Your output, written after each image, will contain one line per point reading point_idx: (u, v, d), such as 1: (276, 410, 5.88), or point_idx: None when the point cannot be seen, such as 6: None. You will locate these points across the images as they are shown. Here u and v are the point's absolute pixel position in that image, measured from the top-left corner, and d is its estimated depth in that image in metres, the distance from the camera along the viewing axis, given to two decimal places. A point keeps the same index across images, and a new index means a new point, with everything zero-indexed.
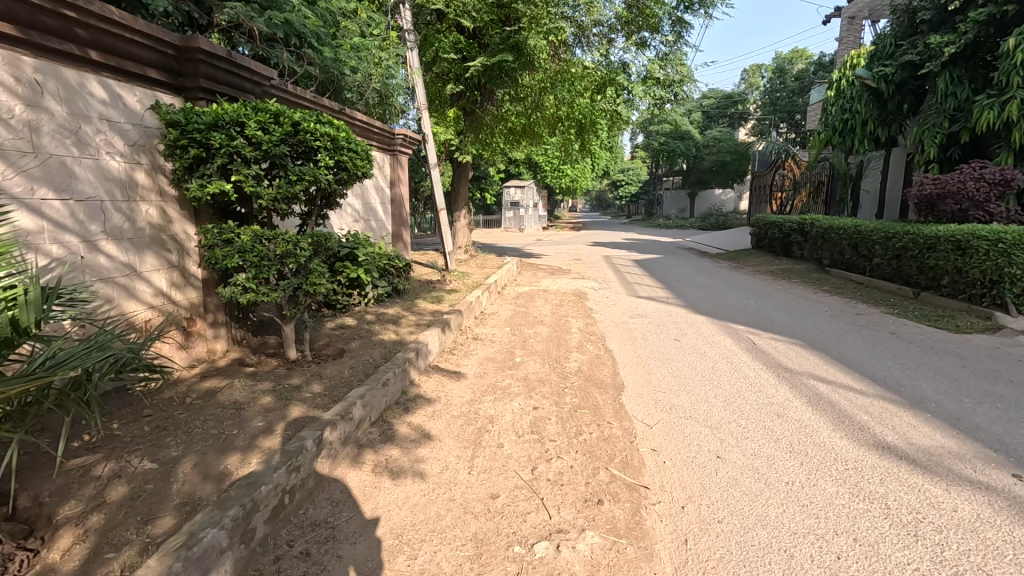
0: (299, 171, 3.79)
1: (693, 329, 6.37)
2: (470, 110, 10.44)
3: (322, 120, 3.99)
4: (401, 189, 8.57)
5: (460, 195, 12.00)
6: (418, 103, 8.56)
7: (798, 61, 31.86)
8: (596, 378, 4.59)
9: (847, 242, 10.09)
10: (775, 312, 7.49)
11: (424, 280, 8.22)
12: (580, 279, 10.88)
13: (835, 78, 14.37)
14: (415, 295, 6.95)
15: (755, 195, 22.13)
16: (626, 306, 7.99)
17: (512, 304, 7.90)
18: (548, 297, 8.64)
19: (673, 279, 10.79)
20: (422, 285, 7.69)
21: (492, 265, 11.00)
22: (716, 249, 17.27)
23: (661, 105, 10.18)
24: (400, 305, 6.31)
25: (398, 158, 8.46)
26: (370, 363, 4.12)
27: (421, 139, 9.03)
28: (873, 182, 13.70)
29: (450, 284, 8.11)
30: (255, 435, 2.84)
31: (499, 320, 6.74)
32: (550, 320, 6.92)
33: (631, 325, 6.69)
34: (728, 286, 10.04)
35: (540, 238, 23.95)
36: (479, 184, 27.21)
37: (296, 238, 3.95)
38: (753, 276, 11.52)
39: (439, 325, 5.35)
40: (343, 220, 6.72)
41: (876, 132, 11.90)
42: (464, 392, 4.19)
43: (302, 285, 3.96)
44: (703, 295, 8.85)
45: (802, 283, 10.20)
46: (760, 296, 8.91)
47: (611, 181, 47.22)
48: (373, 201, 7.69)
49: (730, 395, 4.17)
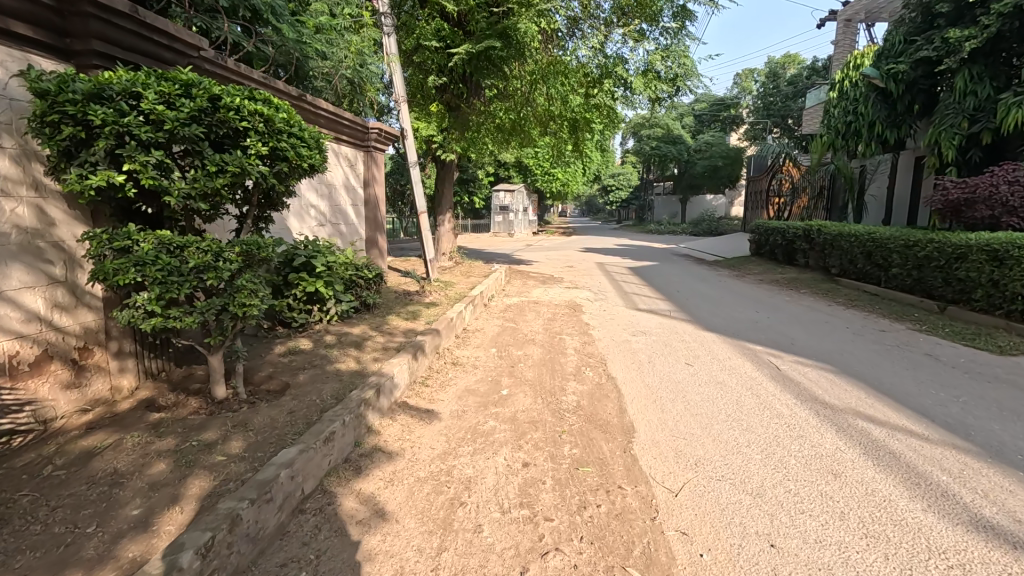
0: (221, 159, 2.92)
1: (705, 351, 5.59)
2: (455, 105, 9.63)
3: (255, 97, 3.13)
4: (376, 189, 7.72)
5: (445, 197, 11.15)
6: (396, 95, 7.75)
7: (790, 65, 31.50)
8: (600, 419, 3.76)
9: (859, 250, 9.40)
10: (791, 329, 6.74)
11: (402, 291, 7.36)
12: (574, 288, 10.09)
13: (837, 78, 13.78)
14: (388, 310, 6.08)
15: (750, 200, 21.52)
16: (627, 321, 7.18)
17: (500, 319, 7.05)
18: (540, 310, 7.80)
19: (672, 288, 10.04)
20: (398, 298, 6.83)
21: (479, 273, 10.16)
22: (713, 256, 16.59)
23: (660, 102, 9.44)
24: (368, 322, 5.44)
25: (374, 154, 7.61)
26: (317, 405, 3.24)
27: (400, 135, 8.18)
28: (879, 188, 13.12)
29: (431, 295, 7.25)
30: (119, 535, 1.97)
31: (485, 339, 5.88)
32: (542, 339, 6.08)
33: (633, 344, 5.89)
34: (733, 296, 9.30)
35: (529, 243, 23.18)
36: (467, 186, 26.49)
37: (220, 246, 3.07)
38: (756, 285, 10.82)
39: (411, 350, 4.48)
40: (303, 224, 5.87)
41: (885, 135, 11.29)
42: (436, 441, 3.33)
43: (228, 306, 3.09)
44: (709, 308, 8.09)
45: (812, 293, 9.49)
46: (770, 308, 8.17)
47: (602, 185, 46.68)
48: (342, 202, 6.84)
49: (766, 445, 3.36)
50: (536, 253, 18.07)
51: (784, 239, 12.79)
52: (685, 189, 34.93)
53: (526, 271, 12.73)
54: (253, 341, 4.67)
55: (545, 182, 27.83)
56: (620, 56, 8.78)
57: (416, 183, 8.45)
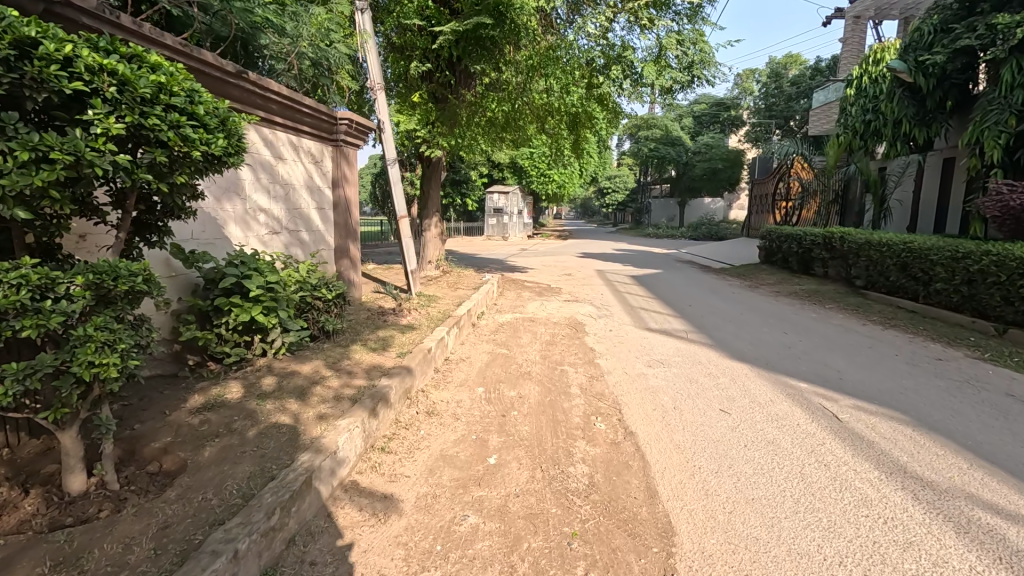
0: (46, 142, 1.85)
1: (740, 391, 4.55)
2: (442, 96, 8.59)
3: (110, 50, 2.07)
4: (347, 190, 6.63)
5: (432, 200, 10.07)
6: (372, 81, 6.72)
7: (794, 66, 30.11)
8: (623, 511, 2.72)
9: (892, 261, 8.44)
10: (830, 356, 5.73)
11: (376, 310, 6.28)
12: (573, 302, 9.06)
13: (856, 75, 12.89)
14: (354, 338, 5.00)
15: (755, 204, 20.58)
16: (639, 346, 6.14)
17: (491, 344, 5.99)
18: (537, 332, 6.75)
19: (683, 303, 9.02)
20: (369, 320, 5.76)
21: (467, 285, 9.10)
22: (719, 263, 15.60)
23: (672, 95, 8.43)
24: (324, 357, 4.36)
25: (346, 150, 6.53)
26: (208, 513, 2.17)
27: (376, 128, 7.10)
28: (903, 191, 12.17)
29: (408, 314, 6.19)
30: None
31: (470, 375, 4.83)
32: (540, 372, 5.03)
33: (651, 379, 4.85)
34: (752, 313, 8.30)
35: (524, 248, 22.17)
36: (460, 188, 25.48)
37: (57, 276, 1.97)
38: (774, 298, 9.82)
39: (370, 401, 3.42)
40: (249, 232, 4.82)
41: (912, 134, 10.38)
42: (389, 560, 2.28)
43: (69, 365, 2.02)
44: (730, 328, 7.08)
45: (839, 309, 8.51)
46: (799, 328, 7.15)
47: (598, 188, 45.79)
48: (303, 206, 5.79)
49: (868, 562, 2.33)
50: (530, 259, 17.03)
51: (800, 246, 11.80)
52: (684, 192, 34.04)
53: (521, 280, 11.68)
54: (164, 387, 3.57)
55: (540, 185, 26.84)
56: (629, 41, 7.77)
57: (396, 183, 7.36)
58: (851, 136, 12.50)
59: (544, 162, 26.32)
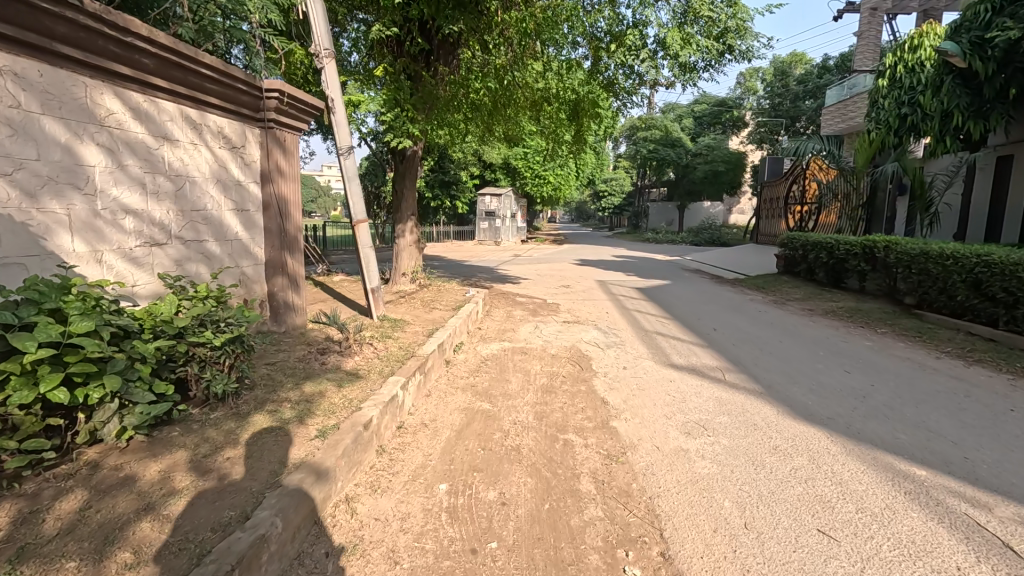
0: None
1: (835, 488, 3.04)
2: (417, 74, 7.09)
3: None
4: (283, 186, 5.06)
5: (407, 200, 8.50)
6: (321, 47, 5.29)
7: (798, 65, 28.89)
8: None
9: (961, 276, 6.98)
10: (928, 413, 4.22)
11: (316, 347, 4.70)
12: (575, 324, 7.53)
13: (888, 64, 11.56)
14: (267, 400, 3.44)
15: (765, 208, 19.17)
16: (667, 396, 4.59)
17: (469, 395, 4.45)
18: (529, 372, 5.21)
19: (707, 326, 7.48)
20: (300, 366, 4.19)
21: (447, 303, 7.54)
22: (732, 273, 14.09)
23: (695, 76, 6.98)
24: (199, 443, 2.79)
25: (278, 135, 4.94)
26: None
27: (325, 108, 5.53)
28: (951, 194, 10.73)
29: (357, 353, 4.63)
30: None
31: (432, 457, 3.28)
32: (533, 449, 3.49)
33: (696, 464, 3.31)
34: (794, 340, 6.78)
35: (518, 254, 20.61)
36: (449, 190, 23.89)
37: None
38: (810, 318, 8.33)
39: (223, 565, 1.85)
40: (102, 245, 3.24)
41: (965, 127, 9.08)
42: None
43: None
44: (777, 365, 5.58)
45: (897, 335, 7.02)
46: (863, 364, 5.65)
47: (594, 192, 44.39)
48: (208, 207, 4.22)
49: None
50: (523, 268, 15.46)
51: (832, 256, 10.32)
52: (684, 196, 32.68)
53: (512, 294, 10.15)
54: None
55: (534, 187, 25.32)
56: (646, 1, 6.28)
57: (351, 179, 5.78)
58: (884, 132, 11.25)
59: (539, 163, 24.85)
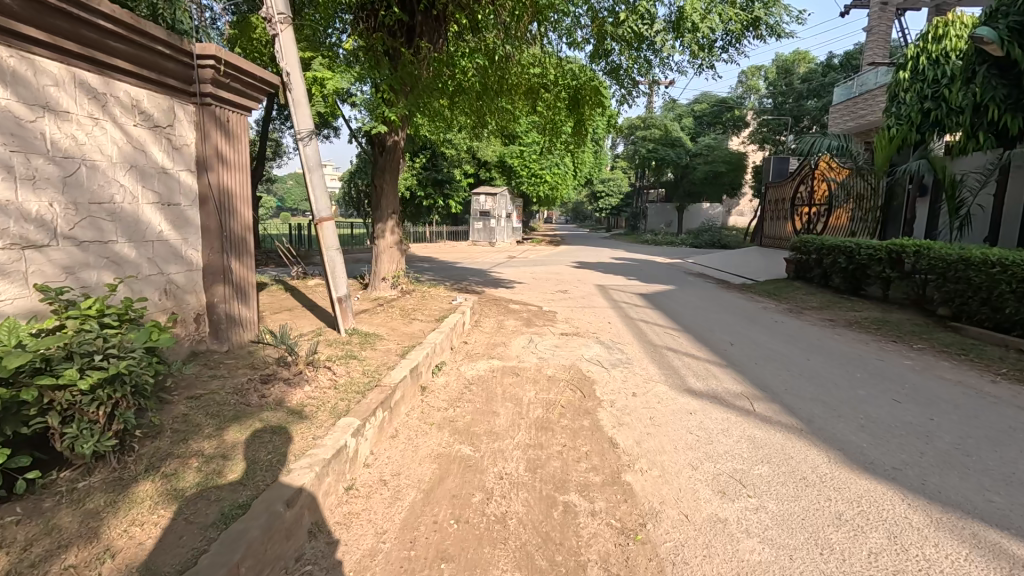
0: None
1: None
2: (397, 52, 6.28)
3: None
4: (224, 176, 4.19)
5: (387, 195, 7.61)
6: (277, 15, 4.51)
7: (801, 63, 28.16)
8: None
9: (1011, 286, 6.19)
10: (1015, 461, 3.40)
11: (258, 374, 3.83)
12: (574, 336, 6.68)
13: (909, 56, 10.81)
14: (168, 456, 2.58)
15: (769, 209, 18.41)
16: (689, 435, 3.74)
17: (446, 436, 3.59)
18: (522, 402, 4.34)
19: (722, 340, 6.65)
20: (231, 400, 3.33)
21: (430, 313, 6.67)
22: (739, 278, 13.28)
23: (712, 55, 6.16)
24: (38, 538, 1.94)
25: (218, 113, 4.07)
26: None
27: (279, 84, 4.68)
28: (985, 195, 9.92)
29: (309, 382, 3.76)
30: None
31: (386, 541, 2.42)
32: (524, 522, 2.64)
33: (743, 546, 2.47)
34: (824, 358, 5.96)
35: (513, 255, 19.75)
36: (442, 189, 23.02)
37: None
38: (834, 330, 7.53)
39: None
40: None
41: (1001, 121, 8.35)
42: None
43: None
44: (811, 391, 4.77)
45: (938, 352, 6.22)
46: (911, 389, 4.84)
47: (591, 192, 43.56)
48: (117, 199, 3.35)
49: None
50: (518, 270, 14.59)
51: (850, 261, 9.53)
52: (683, 197, 31.90)
53: (505, 299, 9.30)
54: None
55: (531, 187, 24.43)
56: None
57: (313, 169, 4.92)
58: (906, 129, 10.59)
59: (536, 162, 24.06)
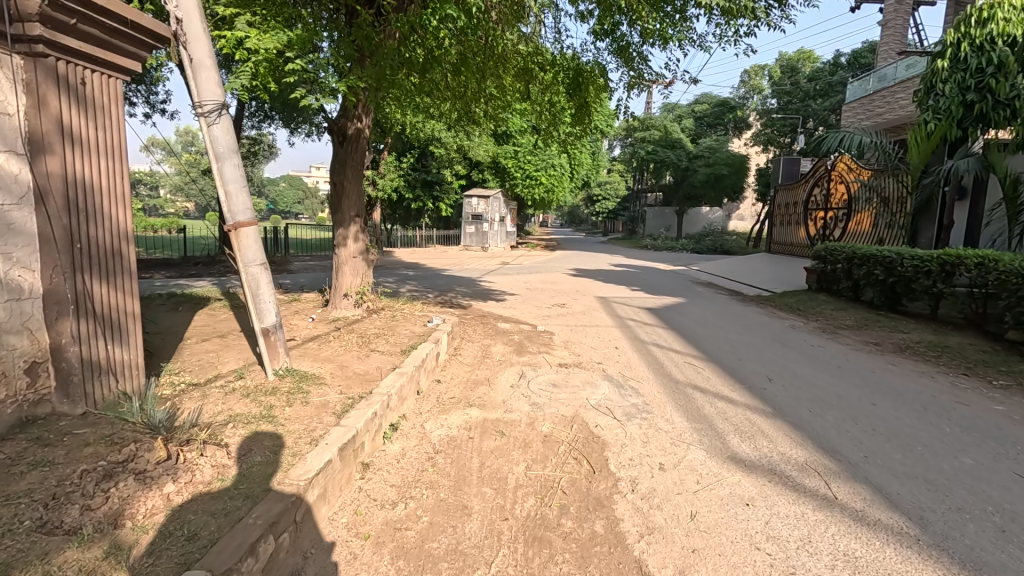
0: None
1: None
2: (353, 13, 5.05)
3: None
4: (75, 160, 2.91)
5: (350, 195, 6.31)
6: None
7: (806, 62, 27.14)
8: None
9: None
10: None
11: (106, 459, 2.52)
12: (575, 369, 5.42)
13: (949, 43, 9.50)
14: None
15: (778, 214, 17.21)
16: (757, 556, 2.47)
17: (383, 567, 2.31)
18: (506, 487, 3.07)
19: (759, 376, 5.38)
20: (27, 522, 2.03)
21: (397, 341, 5.37)
22: (755, 289, 12.06)
23: (748, 16, 4.95)
24: None
25: (59, 68, 2.79)
26: None
27: (171, 37, 3.41)
28: None
29: (181, 475, 2.47)
30: None
31: None
32: None
33: None
34: (891, 402, 4.72)
35: (507, 261, 18.48)
36: (432, 190, 21.78)
37: None
38: (885, 358, 6.30)
39: None
40: None
41: None
42: None
43: None
44: (902, 461, 3.51)
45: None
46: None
47: (588, 196, 42.41)
48: None
49: None
50: (511, 279, 13.33)
51: (889, 273, 8.32)
52: (683, 200, 30.79)
53: (494, 317, 8.04)
54: None
55: (526, 189, 23.05)
56: None
57: (227, 157, 3.64)
58: (947, 124, 9.32)
59: (531, 162, 22.76)
